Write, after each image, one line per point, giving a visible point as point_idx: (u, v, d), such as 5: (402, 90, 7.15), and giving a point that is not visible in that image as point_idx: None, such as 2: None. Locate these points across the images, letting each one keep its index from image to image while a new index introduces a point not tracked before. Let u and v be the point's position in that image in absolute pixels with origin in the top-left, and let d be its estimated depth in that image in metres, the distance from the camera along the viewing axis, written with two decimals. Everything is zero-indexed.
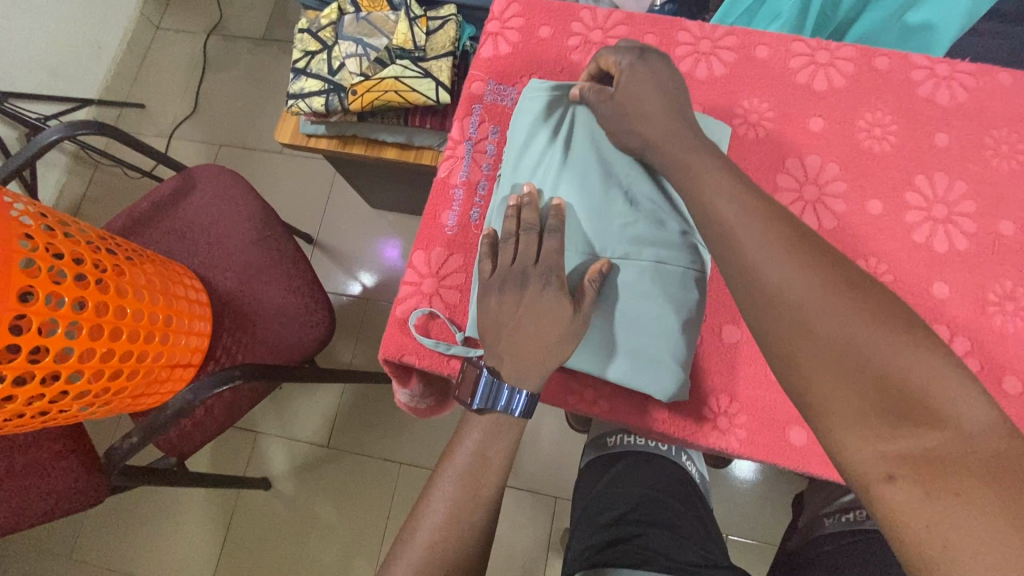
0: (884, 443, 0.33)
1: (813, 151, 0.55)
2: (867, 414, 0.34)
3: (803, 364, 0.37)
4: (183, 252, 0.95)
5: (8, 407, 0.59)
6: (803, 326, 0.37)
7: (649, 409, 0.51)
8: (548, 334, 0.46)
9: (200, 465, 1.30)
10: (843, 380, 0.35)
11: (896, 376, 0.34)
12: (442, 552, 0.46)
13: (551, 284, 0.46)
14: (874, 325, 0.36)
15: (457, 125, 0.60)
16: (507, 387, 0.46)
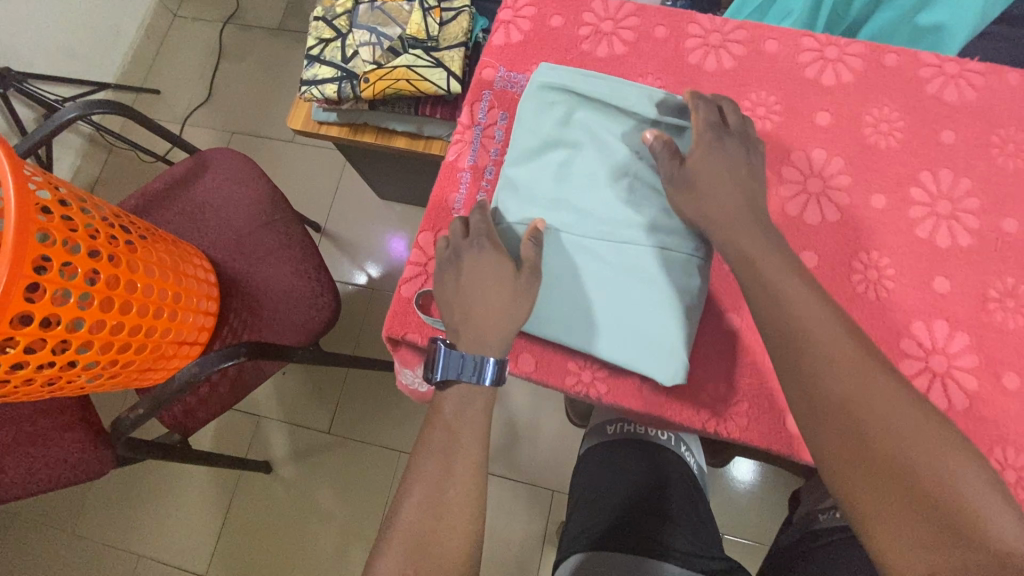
0: (911, 538, 0.38)
1: (819, 144, 0.56)
2: (900, 509, 0.38)
3: (846, 455, 0.41)
4: (193, 233, 0.96)
5: (21, 372, 0.61)
6: (843, 413, 0.41)
7: (646, 392, 0.52)
8: (496, 294, 0.49)
9: (203, 443, 1.32)
10: (876, 469, 0.40)
11: (925, 475, 0.39)
12: (435, 524, 0.47)
13: (483, 249, 0.50)
14: (917, 429, 0.40)
15: (466, 110, 0.61)
16: (474, 356, 0.48)
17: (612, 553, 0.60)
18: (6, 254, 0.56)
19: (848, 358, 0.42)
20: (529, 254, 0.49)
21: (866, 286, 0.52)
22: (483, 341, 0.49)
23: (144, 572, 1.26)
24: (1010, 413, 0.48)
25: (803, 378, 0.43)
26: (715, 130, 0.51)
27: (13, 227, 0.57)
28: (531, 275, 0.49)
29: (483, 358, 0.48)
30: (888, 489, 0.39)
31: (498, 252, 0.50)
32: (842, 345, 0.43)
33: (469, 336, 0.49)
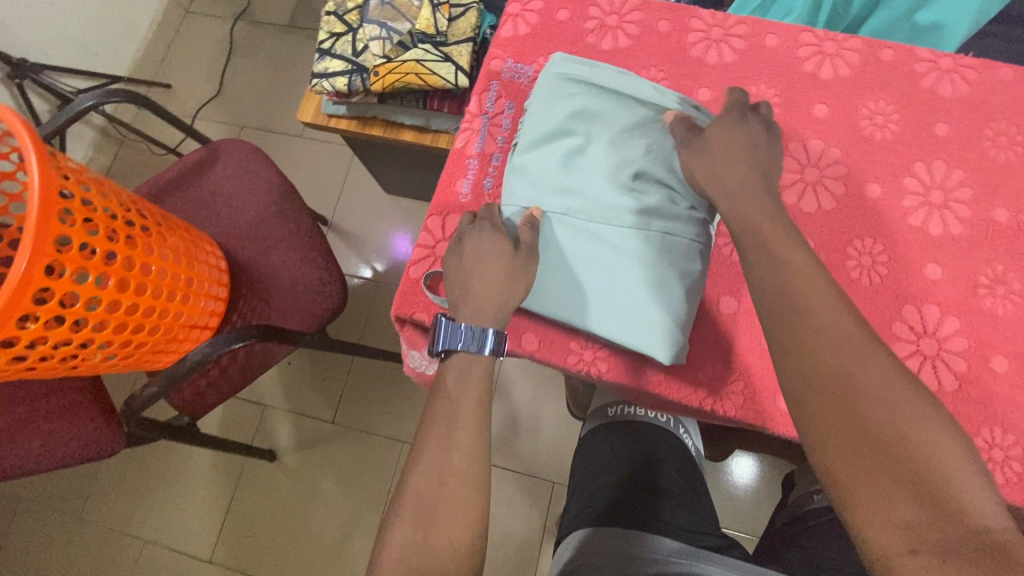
0: (888, 512, 0.36)
1: (816, 135, 0.57)
2: (877, 479, 0.37)
3: (828, 427, 0.39)
4: (205, 221, 0.98)
5: (40, 347, 0.64)
6: (831, 381, 0.40)
7: (646, 371, 0.54)
8: (494, 270, 0.50)
9: (210, 428, 1.34)
10: (858, 441, 0.38)
11: (909, 449, 0.37)
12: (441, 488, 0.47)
13: (485, 229, 0.52)
14: (903, 403, 0.38)
15: (475, 99, 0.62)
16: (473, 327, 0.49)
17: (620, 527, 0.61)
18: (30, 232, 0.58)
19: (839, 328, 0.42)
20: (527, 236, 0.51)
21: (861, 272, 0.53)
22: (479, 315, 0.50)
23: (149, 557, 1.28)
24: (999, 395, 0.49)
25: (791, 344, 0.42)
26: (740, 115, 0.52)
27: (37, 206, 0.59)
28: (530, 255, 0.51)
29: (482, 330, 0.49)
30: (869, 458, 0.37)
31: (499, 233, 0.52)
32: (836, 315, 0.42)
33: (471, 310, 0.50)
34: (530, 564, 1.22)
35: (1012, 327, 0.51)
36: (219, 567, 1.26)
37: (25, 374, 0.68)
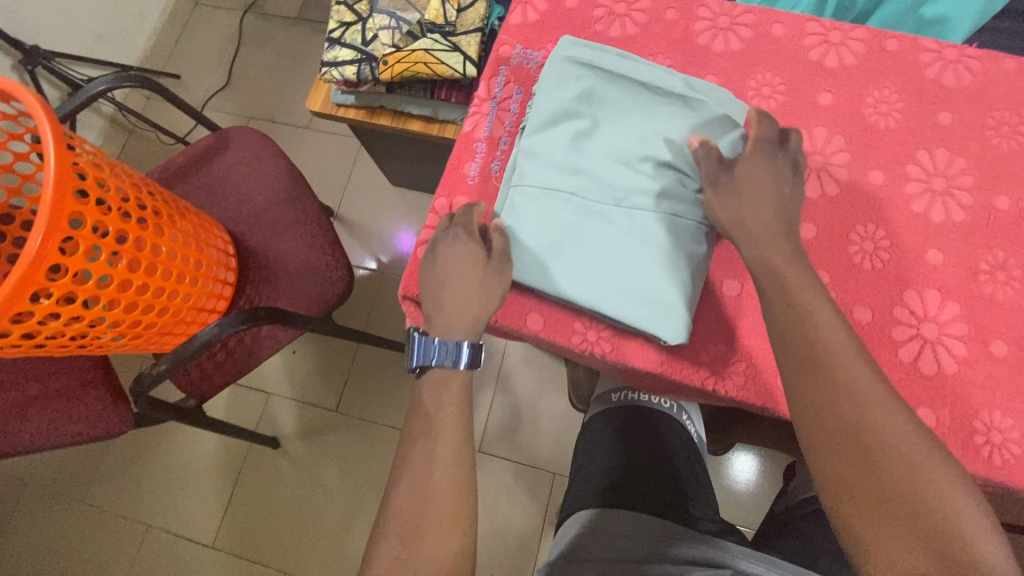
0: (904, 561, 0.38)
1: (821, 123, 0.58)
2: (892, 530, 0.39)
3: (847, 477, 0.41)
4: (214, 207, 1.00)
5: (53, 324, 0.65)
6: (850, 431, 0.42)
7: (649, 351, 0.54)
8: (466, 279, 0.52)
9: (216, 408, 1.36)
10: (877, 493, 0.40)
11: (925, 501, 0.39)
12: (425, 506, 0.48)
13: (458, 237, 0.54)
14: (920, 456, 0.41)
15: (484, 84, 0.63)
16: (446, 340, 0.52)
17: (622, 509, 0.64)
18: (45, 209, 0.59)
19: (861, 379, 0.43)
20: (497, 243, 0.53)
21: (862, 257, 0.54)
22: (455, 326, 0.53)
23: (152, 542, 1.29)
24: (998, 378, 0.50)
25: (815, 394, 0.44)
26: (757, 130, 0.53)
27: (52, 185, 0.60)
28: (500, 262, 0.53)
29: (454, 343, 0.52)
30: (885, 508, 0.40)
31: (471, 240, 0.54)
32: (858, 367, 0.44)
33: (447, 321, 0.53)
34: (529, 553, 1.22)
35: (1012, 313, 0.51)
36: (221, 552, 1.28)
37: (37, 352, 0.70)
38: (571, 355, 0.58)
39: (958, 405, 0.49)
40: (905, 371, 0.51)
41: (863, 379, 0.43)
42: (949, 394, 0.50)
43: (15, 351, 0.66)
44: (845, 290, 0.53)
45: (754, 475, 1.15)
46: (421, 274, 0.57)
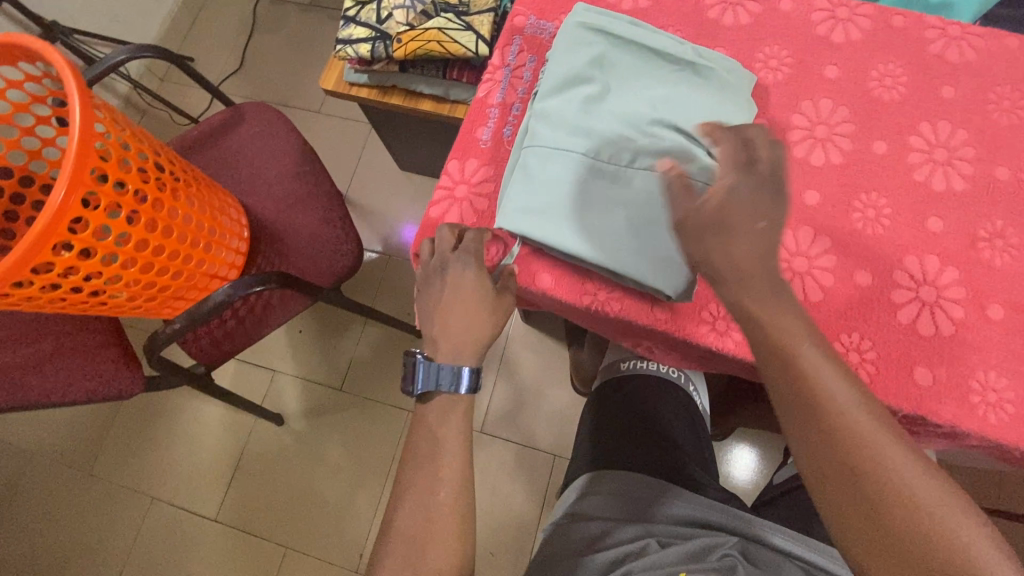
0: None
1: (826, 95, 0.60)
2: (903, 573, 0.38)
3: (848, 514, 0.41)
4: (228, 179, 1.01)
5: (72, 278, 0.66)
6: (850, 467, 0.41)
7: (654, 308, 0.56)
8: (478, 313, 0.56)
9: (224, 378, 1.38)
10: (881, 530, 0.40)
11: (930, 534, 0.39)
12: (430, 522, 0.53)
13: (469, 268, 0.56)
14: (922, 486, 0.40)
15: (498, 52, 0.65)
16: (451, 367, 0.56)
17: (617, 470, 0.68)
18: (69, 163, 0.61)
19: (856, 415, 0.43)
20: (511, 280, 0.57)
21: (864, 223, 0.55)
22: (460, 352, 0.57)
23: (157, 514, 1.31)
24: (994, 340, 0.51)
25: (806, 426, 0.43)
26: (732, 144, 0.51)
27: (77, 138, 0.62)
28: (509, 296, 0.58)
29: (459, 370, 0.56)
30: (890, 545, 0.39)
31: (483, 274, 0.56)
32: (853, 397, 0.43)
33: (454, 346, 0.57)
34: (528, 534, 1.24)
35: (1009, 278, 0.53)
36: (225, 525, 1.29)
37: (55, 306, 0.71)
38: (579, 313, 0.60)
39: (954, 366, 0.51)
40: (902, 332, 0.52)
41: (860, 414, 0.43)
42: (944, 354, 0.51)
43: (32, 303, 0.68)
44: (847, 255, 0.55)
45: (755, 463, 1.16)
46: (423, 288, 0.59)
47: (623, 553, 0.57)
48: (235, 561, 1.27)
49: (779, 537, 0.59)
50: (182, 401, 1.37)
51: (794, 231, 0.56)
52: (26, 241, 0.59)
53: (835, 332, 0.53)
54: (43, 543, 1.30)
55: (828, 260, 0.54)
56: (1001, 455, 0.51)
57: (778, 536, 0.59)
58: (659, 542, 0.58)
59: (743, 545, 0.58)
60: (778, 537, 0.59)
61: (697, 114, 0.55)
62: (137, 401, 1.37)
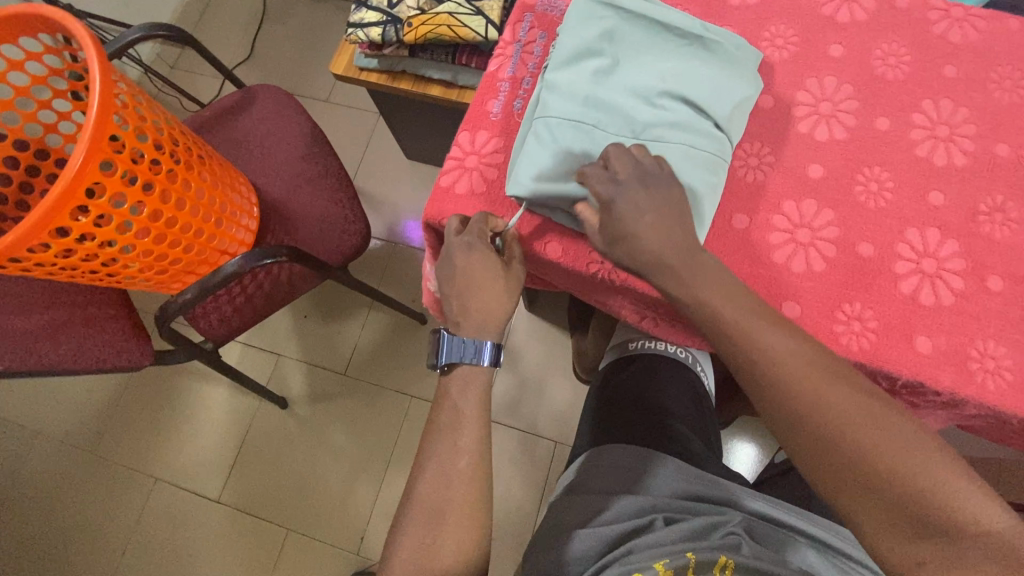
0: (902, 537, 0.41)
1: (830, 72, 0.61)
2: (911, 535, 0.40)
3: (828, 473, 0.44)
4: (239, 159, 1.03)
5: (88, 244, 0.67)
6: (818, 429, 0.45)
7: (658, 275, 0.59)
8: (493, 289, 0.57)
9: (231, 353, 1.38)
10: (862, 482, 0.42)
11: (906, 477, 0.41)
12: (446, 493, 0.54)
13: (475, 249, 0.57)
14: (891, 435, 0.43)
15: (509, 28, 0.67)
16: (474, 342, 0.57)
17: (622, 444, 0.66)
18: (88, 130, 0.62)
19: (822, 385, 0.46)
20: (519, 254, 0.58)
21: (867, 196, 0.57)
22: (479, 330, 0.58)
23: (160, 495, 1.31)
24: (993, 310, 0.52)
25: (772, 399, 0.47)
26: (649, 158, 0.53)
27: (97, 105, 0.63)
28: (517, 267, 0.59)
29: (481, 344, 0.57)
30: (873, 495, 0.42)
31: (490, 252, 0.57)
32: (823, 380, 0.46)
33: (473, 325, 0.57)
34: (529, 519, 1.25)
35: (1009, 251, 0.54)
36: (228, 507, 1.29)
37: (69, 274, 0.73)
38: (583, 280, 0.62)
39: (954, 334, 0.52)
40: (903, 302, 0.53)
41: (834, 394, 0.45)
42: (944, 323, 0.52)
43: (47, 269, 0.69)
44: (849, 227, 0.56)
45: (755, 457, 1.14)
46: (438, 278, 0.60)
47: (626, 530, 0.57)
48: (237, 543, 1.27)
49: (783, 513, 0.60)
50: (186, 383, 1.37)
51: (798, 203, 0.57)
52: (44, 205, 0.60)
53: (837, 301, 0.54)
54: (46, 522, 1.30)
55: (831, 233, 0.56)
56: (1000, 423, 0.52)
57: (779, 510, 0.60)
58: (664, 519, 0.58)
59: (747, 522, 0.59)
60: (779, 512, 0.60)
61: (705, 87, 0.56)
62: (142, 383, 1.37)
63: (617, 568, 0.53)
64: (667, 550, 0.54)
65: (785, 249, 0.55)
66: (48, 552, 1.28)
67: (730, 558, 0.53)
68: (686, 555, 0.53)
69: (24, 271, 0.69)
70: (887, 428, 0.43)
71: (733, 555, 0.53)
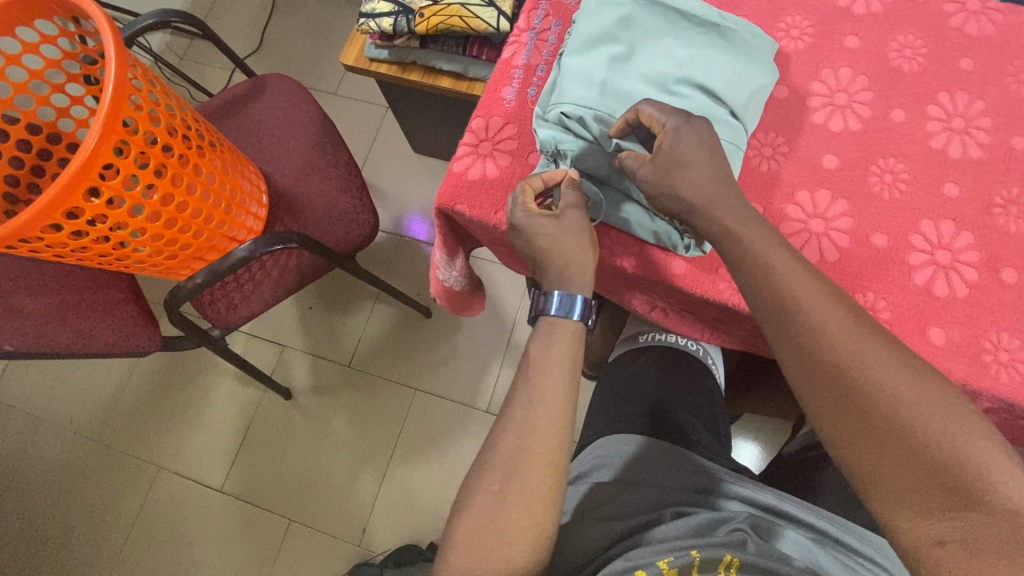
0: (921, 507, 0.40)
1: (846, 64, 0.61)
2: (933, 504, 0.40)
3: (854, 441, 0.44)
4: (248, 147, 1.03)
5: (100, 226, 0.67)
6: (850, 395, 0.44)
7: (668, 263, 0.59)
8: (563, 241, 0.55)
9: (235, 344, 1.38)
10: (888, 450, 0.42)
11: (931, 449, 0.41)
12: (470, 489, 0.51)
13: (520, 219, 0.55)
14: (924, 408, 0.42)
15: (524, 16, 0.67)
16: (562, 295, 0.55)
17: (634, 435, 0.66)
18: (103, 111, 0.62)
19: (859, 354, 0.45)
20: (568, 198, 0.56)
21: (881, 187, 0.56)
22: (565, 283, 0.56)
23: (163, 483, 1.31)
24: (1007, 303, 0.52)
25: (808, 365, 0.46)
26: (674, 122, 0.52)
27: (113, 86, 0.63)
28: (574, 210, 0.56)
29: (569, 295, 0.55)
30: (896, 464, 0.42)
31: (534, 213, 0.55)
32: (868, 357, 0.45)
33: (557, 283, 0.56)
34: None
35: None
36: (230, 496, 1.29)
37: (78, 256, 0.73)
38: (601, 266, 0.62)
39: (968, 326, 0.52)
40: (917, 294, 0.53)
41: (868, 361, 0.44)
42: (959, 315, 0.52)
43: (57, 250, 0.69)
44: (864, 217, 0.56)
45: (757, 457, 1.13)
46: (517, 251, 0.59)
47: (630, 527, 0.56)
48: (239, 533, 1.26)
49: (791, 506, 0.58)
50: (191, 371, 1.37)
51: (813, 193, 0.57)
52: (58, 185, 0.60)
53: (851, 291, 0.54)
54: (49, 508, 1.30)
55: (845, 223, 0.55)
56: (1012, 417, 0.52)
57: (787, 503, 0.58)
58: (671, 513, 0.57)
59: (753, 517, 0.56)
60: (785, 503, 0.58)
61: (722, 76, 0.56)
62: (148, 371, 1.37)
63: (621, 561, 0.51)
64: (669, 546, 0.52)
65: (800, 239, 0.55)
66: (50, 537, 1.29)
67: (736, 556, 0.50)
68: (691, 553, 0.50)
69: (34, 252, 0.69)
70: (932, 404, 0.42)
71: (739, 552, 0.51)
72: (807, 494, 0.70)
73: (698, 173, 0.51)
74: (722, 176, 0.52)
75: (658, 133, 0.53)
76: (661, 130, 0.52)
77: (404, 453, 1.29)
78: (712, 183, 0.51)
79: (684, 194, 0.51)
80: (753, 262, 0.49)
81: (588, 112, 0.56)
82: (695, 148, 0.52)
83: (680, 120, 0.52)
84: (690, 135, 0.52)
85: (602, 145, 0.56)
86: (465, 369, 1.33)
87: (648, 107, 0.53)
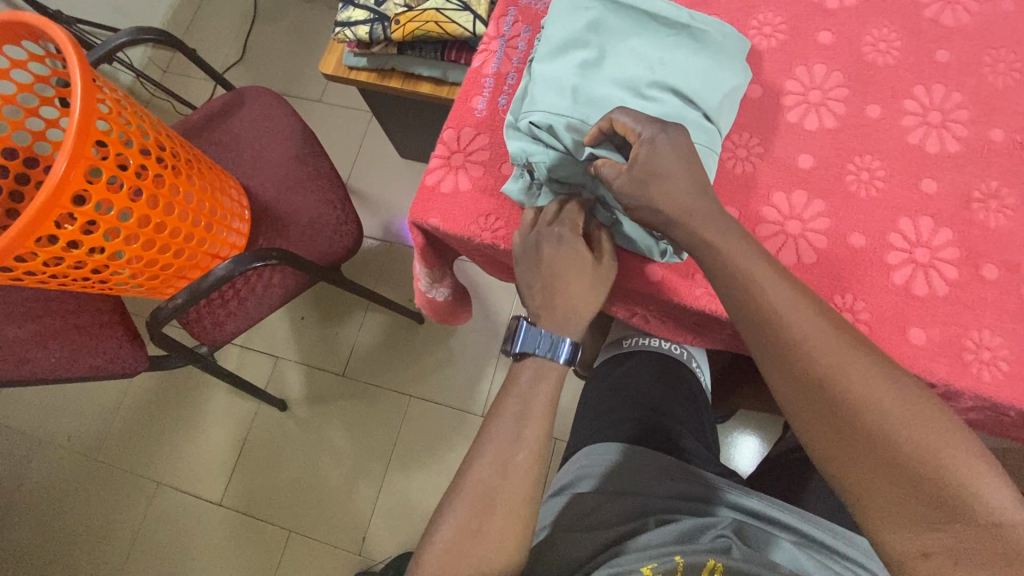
0: (906, 519, 0.40)
1: (819, 59, 0.60)
2: (917, 514, 0.40)
3: (836, 451, 0.43)
4: (228, 161, 1.02)
5: (76, 252, 0.67)
6: (832, 405, 0.44)
7: (645, 270, 0.58)
8: (578, 286, 0.55)
9: (228, 358, 1.38)
10: (871, 460, 0.42)
11: (914, 459, 0.41)
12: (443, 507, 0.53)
13: (563, 239, 0.55)
14: (906, 416, 0.42)
15: (494, 24, 0.67)
16: (552, 336, 0.56)
17: (620, 445, 0.65)
18: (71, 136, 0.61)
19: (839, 360, 0.44)
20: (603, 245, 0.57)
21: (858, 185, 0.56)
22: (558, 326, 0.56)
23: (163, 499, 1.31)
24: (987, 300, 0.51)
25: (788, 373, 0.46)
26: (653, 133, 0.51)
27: (80, 111, 0.62)
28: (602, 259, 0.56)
29: (558, 338, 0.56)
30: (880, 474, 0.41)
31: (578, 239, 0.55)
32: (848, 363, 0.44)
33: (552, 320, 0.56)
34: None
35: (1005, 239, 0.53)
36: (230, 510, 1.29)
37: (56, 282, 0.72)
38: None
39: (948, 325, 0.51)
40: (896, 294, 0.52)
41: (850, 368, 0.44)
42: (938, 314, 0.51)
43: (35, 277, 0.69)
44: (840, 217, 0.55)
45: (755, 451, 1.12)
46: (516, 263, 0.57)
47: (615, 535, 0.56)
48: (239, 545, 1.27)
49: (777, 510, 0.57)
50: (186, 385, 1.37)
51: (788, 194, 0.56)
52: (29, 213, 0.59)
53: (829, 292, 0.53)
54: (50, 527, 1.31)
55: (820, 224, 0.55)
56: (997, 414, 0.51)
57: (773, 507, 0.57)
58: (656, 520, 0.57)
59: (738, 523, 0.56)
60: (773, 508, 0.57)
61: (693, 79, 0.55)
62: (143, 387, 1.37)
63: (605, 569, 0.52)
64: (653, 553, 0.52)
65: (776, 242, 0.55)
66: (53, 557, 1.29)
67: (720, 560, 0.50)
68: (674, 558, 0.51)
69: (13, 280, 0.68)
70: (914, 411, 0.42)
71: (724, 557, 0.51)
72: (795, 495, 0.70)
73: (673, 181, 0.50)
74: (695, 182, 0.51)
75: (633, 142, 0.51)
76: (635, 140, 0.51)
77: (401, 460, 1.28)
78: (684, 192, 0.50)
79: (656, 203, 0.50)
80: (725, 271, 0.49)
81: (558, 122, 0.55)
82: (670, 156, 0.50)
83: (656, 128, 0.51)
84: (666, 144, 0.50)
85: (575, 155, 0.55)
86: (459, 373, 1.33)
87: (622, 114, 0.51)
